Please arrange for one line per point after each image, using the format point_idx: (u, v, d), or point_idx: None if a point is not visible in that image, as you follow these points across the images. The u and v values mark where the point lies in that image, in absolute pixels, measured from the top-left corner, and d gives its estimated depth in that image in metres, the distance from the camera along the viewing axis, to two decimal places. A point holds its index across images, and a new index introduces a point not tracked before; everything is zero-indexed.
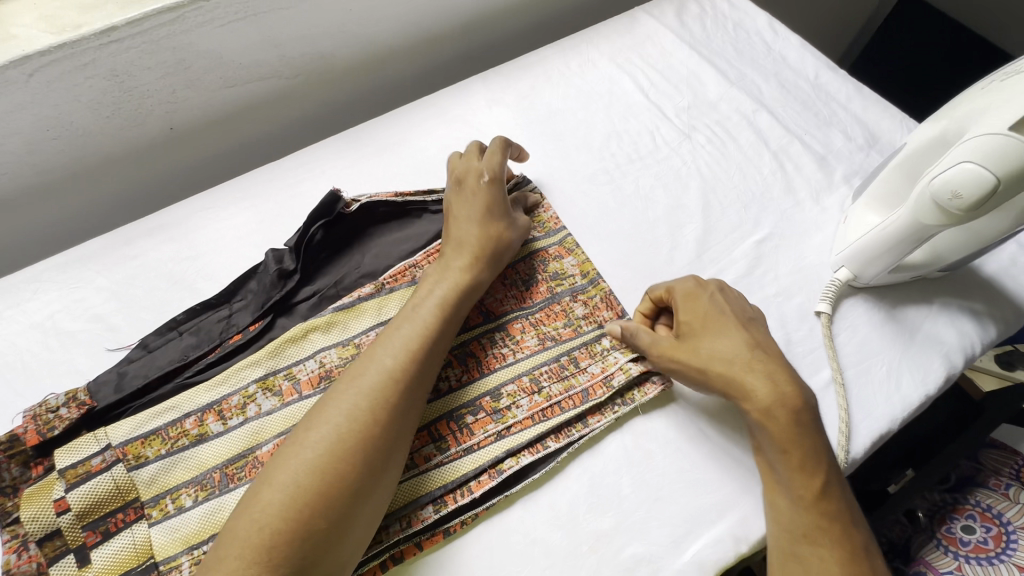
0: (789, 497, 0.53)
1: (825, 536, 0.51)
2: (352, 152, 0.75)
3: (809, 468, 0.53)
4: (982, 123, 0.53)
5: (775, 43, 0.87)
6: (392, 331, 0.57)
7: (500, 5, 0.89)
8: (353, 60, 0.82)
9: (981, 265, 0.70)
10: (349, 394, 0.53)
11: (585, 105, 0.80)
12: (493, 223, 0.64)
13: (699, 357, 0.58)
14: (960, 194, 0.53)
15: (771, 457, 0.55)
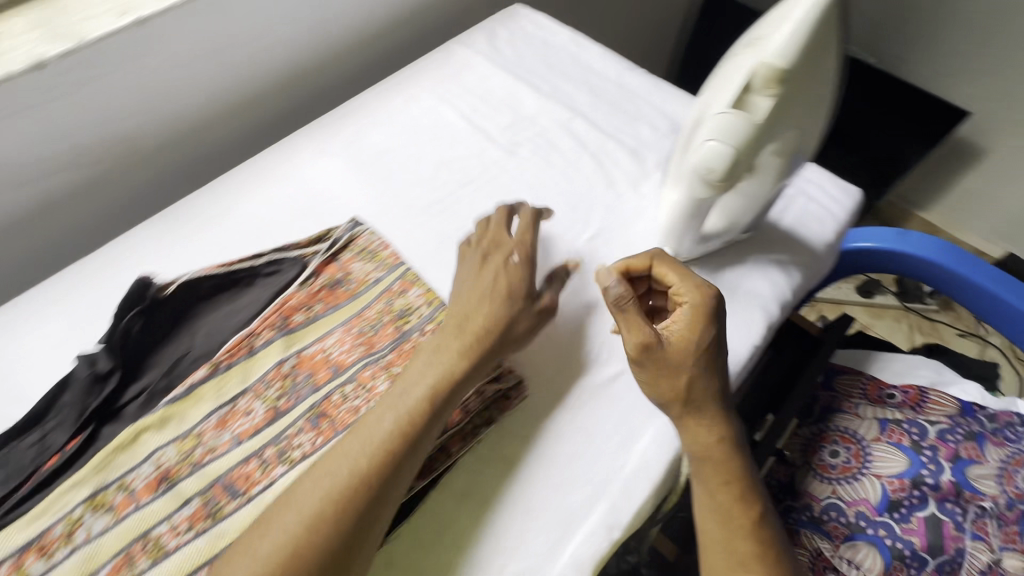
0: (728, 528, 0.54)
1: (761, 564, 0.52)
2: (171, 229, 0.71)
3: (748, 500, 0.55)
4: (712, 101, 0.52)
5: (580, 54, 0.96)
6: (371, 420, 0.54)
7: (314, 55, 0.89)
8: (165, 134, 0.79)
9: (781, 218, 0.75)
10: (312, 493, 0.50)
11: (412, 141, 0.84)
12: (506, 308, 0.61)
13: (675, 379, 0.56)
14: (711, 169, 0.52)
15: (710, 484, 0.56)
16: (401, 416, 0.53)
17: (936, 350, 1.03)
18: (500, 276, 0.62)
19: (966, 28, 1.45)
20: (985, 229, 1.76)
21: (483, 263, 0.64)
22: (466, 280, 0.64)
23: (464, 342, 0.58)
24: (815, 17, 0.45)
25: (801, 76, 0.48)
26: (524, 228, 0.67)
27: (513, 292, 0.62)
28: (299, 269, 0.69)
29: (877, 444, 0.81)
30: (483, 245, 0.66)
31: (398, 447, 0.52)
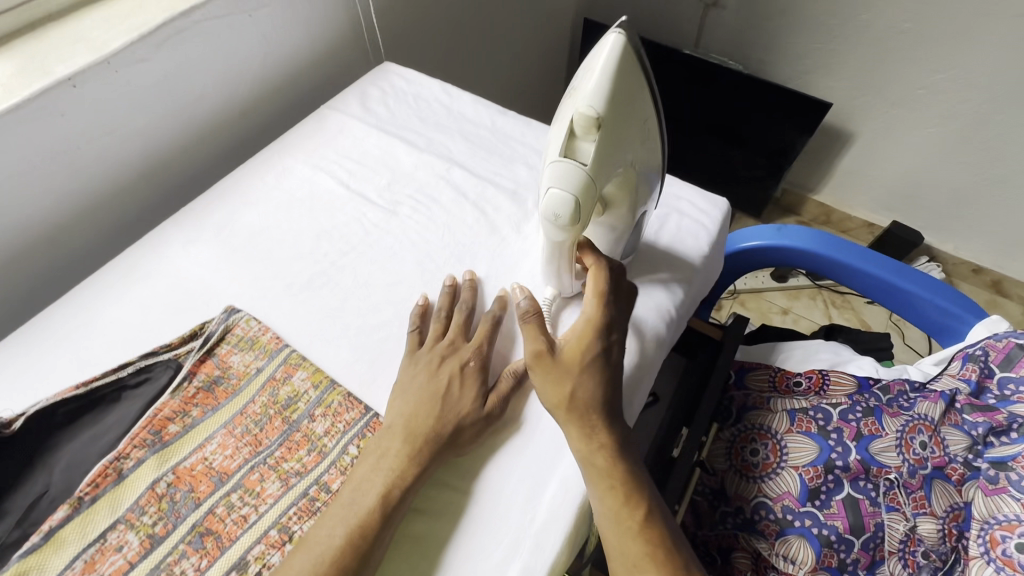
0: (617, 530, 0.55)
1: (653, 562, 0.54)
2: (27, 354, 0.66)
3: (635, 499, 0.56)
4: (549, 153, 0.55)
5: (452, 104, 0.98)
6: (320, 535, 0.52)
7: (176, 140, 0.86)
8: (11, 250, 0.73)
9: (659, 239, 0.79)
10: None
11: (289, 215, 0.82)
12: (453, 413, 0.59)
13: (558, 386, 0.58)
14: (559, 215, 0.54)
15: (595, 490, 0.56)
16: (354, 525, 0.52)
17: (835, 329, 1.09)
18: (455, 380, 0.62)
19: (811, 29, 1.60)
20: (869, 203, 1.91)
21: (440, 363, 0.63)
22: (418, 375, 0.62)
23: (412, 449, 0.57)
24: (614, 67, 0.50)
25: (618, 119, 0.52)
26: (484, 329, 0.66)
27: (461, 395, 0.60)
28: (171, 373, 0.64)
29: (790, 436, 0.83)
30: (441, 346, 0.65)
31: (349, 560, 0.51)
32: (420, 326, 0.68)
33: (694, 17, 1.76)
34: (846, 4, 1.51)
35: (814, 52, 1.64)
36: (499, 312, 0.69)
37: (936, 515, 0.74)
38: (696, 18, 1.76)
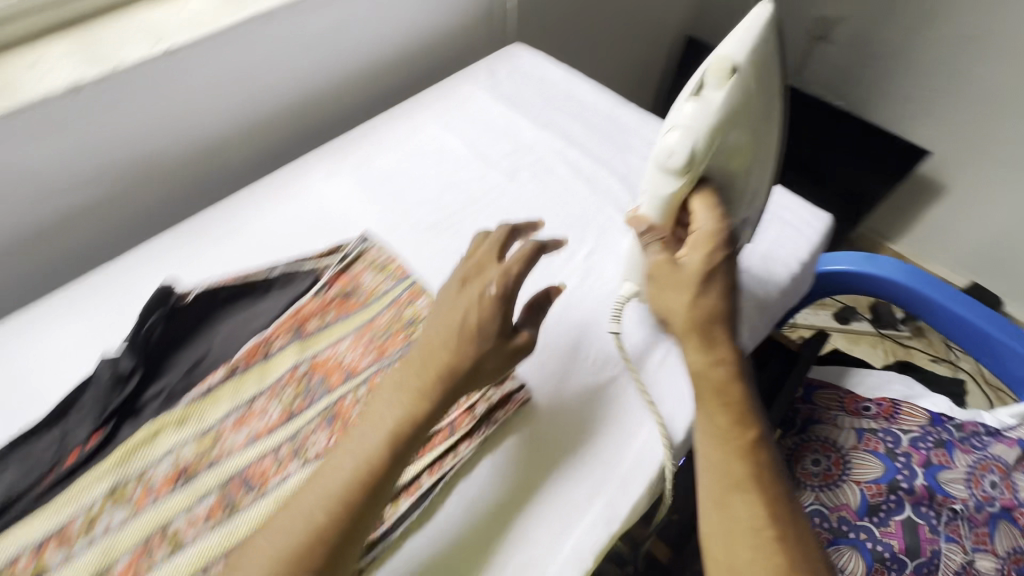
0: (721, 446, 0.55)
1: (752, 483, 0.53)
2: (191, 240, 0.75)
3: (745, 422, 0.56)
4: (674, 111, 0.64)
5: (573, 90, 1.04)
6: (340, 454, 0.53)
7: (327, 85, 0.95)
8: (184, 156, 0.83)
9: (777, 228, 0.85)
10: (282, 530, 0.49)
11: (419, 163, 0.89)
12: (469, 346, 0.56)
13: (681, 295, 0.58)
14: (672, 152, 0.61)
15: (707, 406, 0.57)
16: (363, 462, 0.51)
17: (908, 367, 1.09)
18: (473, 309, 0.58)
19: (919, 76, 1.59)
20: (950, 260, 1.86)
21: (460, 287, 0.60)
22: (444, 302, 0.60)
23: (426, 383, 0.55)
24: (758, 33, 0.61)
25: (744, 86, 0.61)
26: (519, 253, 0.61)
27: (481, 325, 0.57)
28: (313, 280, 0.73)
29: (855, 452, 0.86)
30: (468, 267, 0.62)
31: (356, 498, 0.50)
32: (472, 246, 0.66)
33: (799, 47, 1.78)
34: (964, 54, 1.49)
35: (918, 99, 1.63)
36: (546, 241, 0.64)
37: (996, 554, 0.76)
38: (801, 48, 1.78)
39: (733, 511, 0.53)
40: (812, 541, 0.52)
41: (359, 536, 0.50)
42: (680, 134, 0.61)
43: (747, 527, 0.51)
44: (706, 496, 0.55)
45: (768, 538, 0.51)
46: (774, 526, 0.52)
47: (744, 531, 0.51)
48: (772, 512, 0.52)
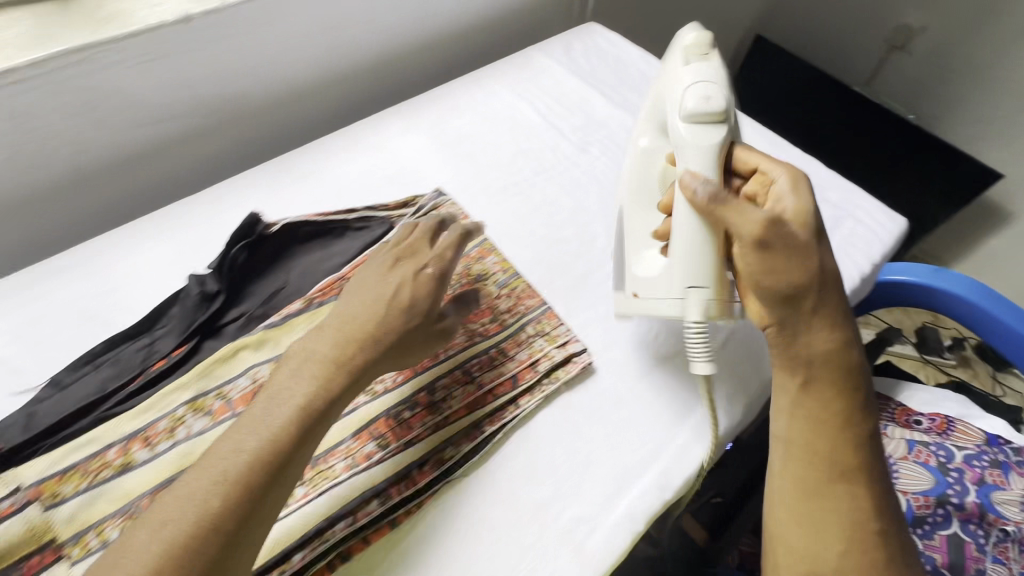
0: (833, 439, 0.54)
1: (858, 475, 0.53)
2: (272, 179, 0.77)
3: (851, 414, 0.55)
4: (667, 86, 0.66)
5: (649, 72, 1.03)
6: (262, 405, 0.49)
7: (407, 43, 0.96)
8: (268, 100, 0.86)
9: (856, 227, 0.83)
10: (200, 483, 0.44)
11: (492, 128, 0.90)
12: (395, 317, 0.55)
13: (800, 261, 0.54)
14: (707, 97, 0.61)
15: (821, 395, 0.55)
16: (266, 439, 0.46)
17: (961, 388, 1.07)
18: (406, 284, 0.57)
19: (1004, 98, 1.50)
20: None
21: (393, 266, 0.59)
22: (365, 278, 0.58)
23: (341, 356, 0.52)
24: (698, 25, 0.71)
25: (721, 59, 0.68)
26: (449, 239, 0.61)
27: (410, 301, 0.56)
28: (386, 228, 0.74)
29: (904, 463, 0.83)
30: (399, 248, 0.61)
31: (257, 478, 0.45)
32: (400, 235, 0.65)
33: (874, 57, 1.71)
34: None
35: None
36: (471, 228, 0.63)
37: None
38: (876, 59, 1.71)
39: (833, 502, 0.53)
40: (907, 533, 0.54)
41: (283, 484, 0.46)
42: (703, 84, 0.62)
43: (849, 519, 0.52)
44: (805, 485, 0.54)
45: (869, 530, 0.52)
46: (875, 520, 0.52)
47: (844, 522, 0.52)
48: (876, 503, 0.53)
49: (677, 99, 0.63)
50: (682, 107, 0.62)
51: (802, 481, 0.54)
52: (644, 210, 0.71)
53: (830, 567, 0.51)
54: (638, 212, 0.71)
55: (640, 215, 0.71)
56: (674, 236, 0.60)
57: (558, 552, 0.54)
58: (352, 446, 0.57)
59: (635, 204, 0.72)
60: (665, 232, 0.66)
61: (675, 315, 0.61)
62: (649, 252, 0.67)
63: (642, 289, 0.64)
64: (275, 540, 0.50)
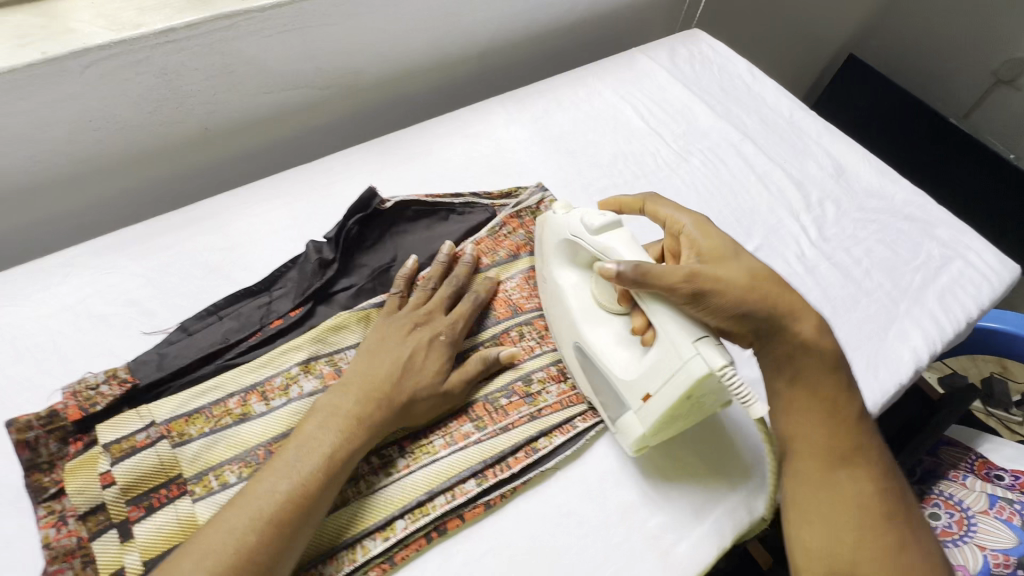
0: (827, 423, 0.53)
1: (856, 456, 0.52)
2: (383, 158, 0.80)
3: (841, 395, 0.54)
4: (554, 231, 0.65)
5: (754, 85, 1.01)
6: (292, 452, 0.51)
7: (515, 35, 0.97)
8: (380, 78, 0.88)
9: (966, 267, 0.80)
10: (240, 516, 0.47)
11: (594, 128, 0.90)
12: (403, 386, 0.56)
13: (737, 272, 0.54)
14: (586, 218, 0.61)
15: (809, 376, 0.54)
16: (297, 482, 0.49)
17: None
18: (421, 351, 0.59)
19: None
20: None
21: (411, 331, 0.61)
22: (363, 357, 0.59)
23: (363, 412, 0.54)
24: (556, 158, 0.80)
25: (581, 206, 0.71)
26: (461, 309, 0.64)
27: (413, 366, 0.58)
28: (488, 216, 0.75)
29: (984, 517, 0.80)
30: (417, 313, 0.62)
31: (291, 518, 0.48)
32: (403, 290, 0.65)
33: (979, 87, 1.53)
34: None
35: None
36: (481, 295, 0.66)
37: None
38: (980, 90, 1.54)
39: (838, 488, 0.51)
40: (919, 514, 0.52)
41: (310, 529, 0.49)
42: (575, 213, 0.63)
43: (856, 505, 0.50)
44: (811, 478, 0.52)
45: (880, 515, 0.50)
46: (883, 501, 0.51)
47: (851, 509, 0.50)
48: (882, 485, 0.52)
49: (579, 225, 0.62)
50: (585, 228, 0.61)
51: (803, 475, 0.52)
52: (597, 324, 0.61)
53: (846, 563, 0.49)
54: (588, 328, 0.61)
55: (599, 332, 0.61)
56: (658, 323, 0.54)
57: (645, 556, 0.55)
58: (452, 425, 0.59)
59: (581, 329, 0.61)
60: (642, 325, 0.57)
61: (700, 374, 0.50)
62: (625, 349, 0.59)
63: (650, 384, 0.55)
64: (382, 503, 0.54)
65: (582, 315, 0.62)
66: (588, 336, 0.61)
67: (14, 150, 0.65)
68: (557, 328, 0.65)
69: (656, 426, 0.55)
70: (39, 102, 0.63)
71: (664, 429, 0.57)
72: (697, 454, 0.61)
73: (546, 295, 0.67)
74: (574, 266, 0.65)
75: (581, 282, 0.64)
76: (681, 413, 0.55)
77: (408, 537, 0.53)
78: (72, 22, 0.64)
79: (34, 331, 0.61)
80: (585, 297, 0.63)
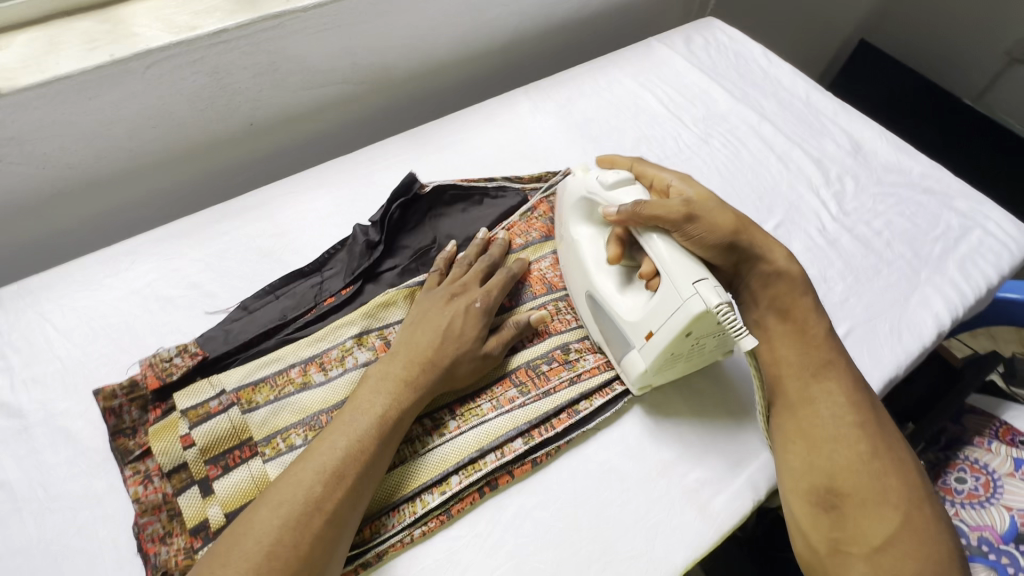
0: (797, 345, 0.62)
1: (829, 374, 0.60)
2: (418, 148, 0.84)
3: (809, 319, 0.63)
4: (573, 190, 0.69)
5: (770, 69, 1.04)
6: (348, 416, 0.55)
7: (537, 28, 1.01)
8: (410, 73, 0.92)
9: (987, 237, 0.82)
10: (300, 479, 0.50)
11: (616, 114, 0.94)
12: (446, 346, 0.60)
13: (726, 217, 0.62)
14: (604, 175, 0.65)
15: (783, 300, 0.64)
16: (354, 441, 0.53)
17: None
18: (459, 318, 0.63)
19: None
20: None
21: (449, 301, 0.64)
22: (410, 325, 0.63)
23: (409, 375, 0.58)
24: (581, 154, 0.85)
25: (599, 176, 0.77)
26: (499, 280, 0.67)
27: (454, 331, 0.61)
28: (521, 199, 0.79)
29: (1010, 479, 0.82)
30: (454, 284, 0.66)
31: (353, 470, 0.52)
32: (443, 269, 0.69)
33: (992, 69, 1.54)
34: None
35: None
36: (515, 269, 0.69)
37: None
38: (992, 71, 1.55)
39: (814, 404, 0.58)
40: (892, 425, 0.59)
41: (368, 487, 0.53)
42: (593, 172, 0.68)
43: (829, 418, 0.57)
44: (788, 396, 0.60)
45: (851, 425, 0.57)
46: (855, 413, 0.57)
47: (825, 420, 0.57)
48: (854, 401, 0.58)
49: (595, 183, 0.66)
50: (603, 183, 0.65)
51: (782, 395, 0.60)
52: (609, 273, 0.65)
53: (826, 476, 0.55)
54: (600, 278, 0.65)
55: (609, 282, 0.64)
56: (659, 266, 0.58)
57: (685, 506, 0.58)
58: (497, 390, 0.63)
59: (593, 278, 0.65)
60: (650, 270, 0.60)
61: (697, 312, 0.54)
62: (631, 294, 0.63)
63: (652, 323, 0.58)
64: (437, 461, 0.57)
65: (594, 266, 0.65)
66: (599, 284, 0.64)
67: (83, 146, 0.71)
68: (572, 280, 0.69)
69: (657, 363, 0.59)
70: (107, 101, 0.69)
71: (668, 369, 0.61)
72: (708, 389, 0.66)
73: (563, 252, 0.71)
74: (592, 223, 0.69)
75: (596, 236, 0.68)
76: (682, 352, 0.59)
77: (463, 491, 0.56)
78: (134, 27, 0.69)
79: (107, 313, 0.66)
80: (597, 249, 0.66)
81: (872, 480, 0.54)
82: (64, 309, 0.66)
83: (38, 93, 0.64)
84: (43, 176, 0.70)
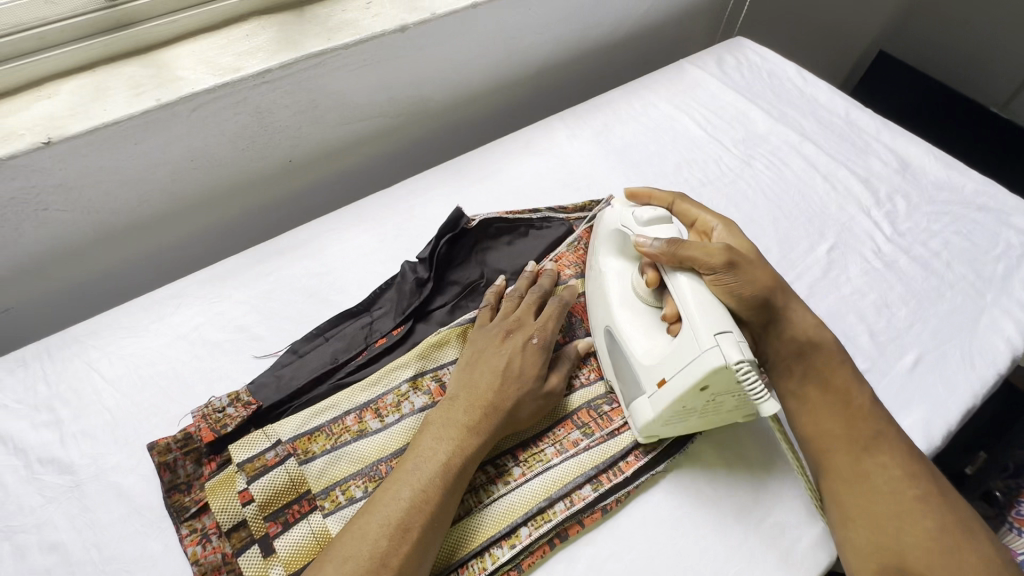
0: (842, 415, 0.58)
1: (880, 446, 0.56)
2: (458, 180, 0.83)
3: (851, 389, 0.59)
4: (607, 221, 0.67)
5: (806, 87, 1.02)
6: (407, 466, 0.52)
7: (567, 54, 1.00)
8: (444, 104, 0.91)
9: None
10: (364, 536, 0.48)
11: (655, 139, 0.92)
12: (506, 389, 0.58)
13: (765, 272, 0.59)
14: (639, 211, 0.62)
15: (817, 365, 0.60)
16: (417, 491, 0.50)
17: None
18: (516, 358, 0.60)
19: None
20: None
21: (504, 338, 0.62)
22: (461, 374, 0.60)
23: (471, 420, 0.56)
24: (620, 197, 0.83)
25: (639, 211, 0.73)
26: (553, 312, 0.65)
27: (512, 375, 0.59)
28: (567, 229, 0.77)
29: None
30: (507, 320, 0.64)
31: (418, 524, 0.49)
32: (493, 303, 0.67)
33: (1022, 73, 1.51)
34: None
35: None
36: (569, 301, 0.67)
37: None
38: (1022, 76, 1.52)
39: (869, 477, 0.55)
40: (953, 491, 0.55)
41: (437, 542, 0.50)
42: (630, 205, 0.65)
43: (888, 494, 0.53)
44: (838, 469, 0.56)
45: (912, 498, 0.53)
46: (913, 484, 0.54)
47: (882, 495, 0.53)
48: (910, 470, 0.55)
49: (630, 217, 0.63)
50: (636, 218, 0.62)
51: (831, 469, 0.56)
52: (632, 312, 0.61)
53: (895, 555, 0.51)
54: (623, 314, 0.61)
55: (631, 322, 0.60)
56: (683, 312, 0.54)
57: (766, 554, 0.55)
58: (560, 432, 0.60)
59: (613, 312, 0.62)
60: (673, 314, 0.58)
61: (715, 365, 0.50)
62: (651, 337, 0.59)
63: (665, 370, 0.55)
64: (503, 513, 0.55)
65: (617, 300, 0.62)
66: (618, 321, 0.61)
67: (127, 190, 0.70)
68: (593, 310, 0.66)
69: (665, 414, 0.55)
70: (151, 144, 0.68)
71: (675, 422, 0.57)
72: (772, 464, 0.61)
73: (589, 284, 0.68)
74: (623, 257, 0.66)
75: (623, 271, 0.65)
76: (696, 405, 0.55)
77: (532, 544, 0.54)
78: (179, 71, 0.69)
79: (154, 360, 0.64)
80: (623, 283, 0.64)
81: (948, 559, 0.50)
82: (111, 357, 0.64)
83: (86, 140, 0.63)
84: (87, 221, 0.70)
